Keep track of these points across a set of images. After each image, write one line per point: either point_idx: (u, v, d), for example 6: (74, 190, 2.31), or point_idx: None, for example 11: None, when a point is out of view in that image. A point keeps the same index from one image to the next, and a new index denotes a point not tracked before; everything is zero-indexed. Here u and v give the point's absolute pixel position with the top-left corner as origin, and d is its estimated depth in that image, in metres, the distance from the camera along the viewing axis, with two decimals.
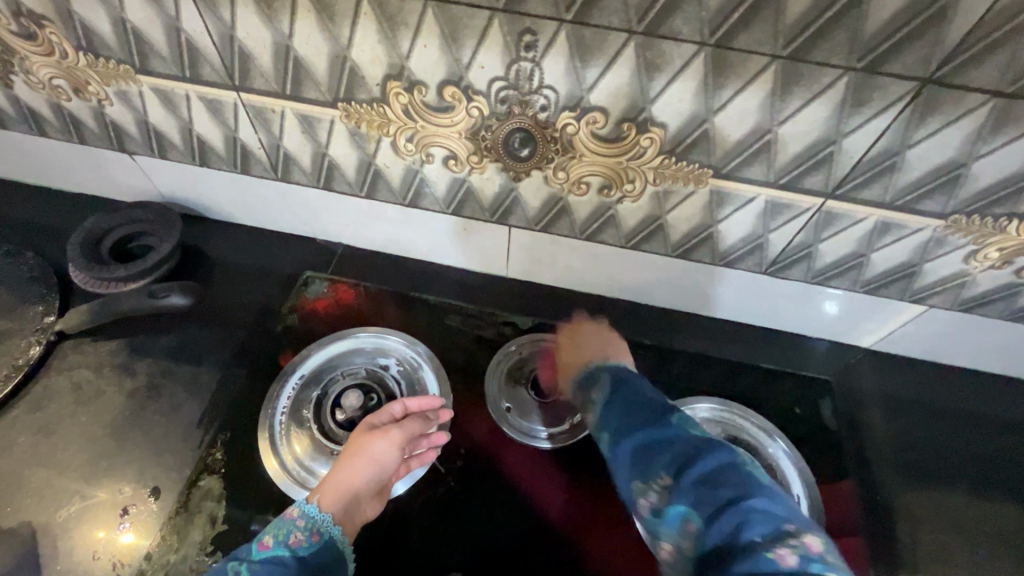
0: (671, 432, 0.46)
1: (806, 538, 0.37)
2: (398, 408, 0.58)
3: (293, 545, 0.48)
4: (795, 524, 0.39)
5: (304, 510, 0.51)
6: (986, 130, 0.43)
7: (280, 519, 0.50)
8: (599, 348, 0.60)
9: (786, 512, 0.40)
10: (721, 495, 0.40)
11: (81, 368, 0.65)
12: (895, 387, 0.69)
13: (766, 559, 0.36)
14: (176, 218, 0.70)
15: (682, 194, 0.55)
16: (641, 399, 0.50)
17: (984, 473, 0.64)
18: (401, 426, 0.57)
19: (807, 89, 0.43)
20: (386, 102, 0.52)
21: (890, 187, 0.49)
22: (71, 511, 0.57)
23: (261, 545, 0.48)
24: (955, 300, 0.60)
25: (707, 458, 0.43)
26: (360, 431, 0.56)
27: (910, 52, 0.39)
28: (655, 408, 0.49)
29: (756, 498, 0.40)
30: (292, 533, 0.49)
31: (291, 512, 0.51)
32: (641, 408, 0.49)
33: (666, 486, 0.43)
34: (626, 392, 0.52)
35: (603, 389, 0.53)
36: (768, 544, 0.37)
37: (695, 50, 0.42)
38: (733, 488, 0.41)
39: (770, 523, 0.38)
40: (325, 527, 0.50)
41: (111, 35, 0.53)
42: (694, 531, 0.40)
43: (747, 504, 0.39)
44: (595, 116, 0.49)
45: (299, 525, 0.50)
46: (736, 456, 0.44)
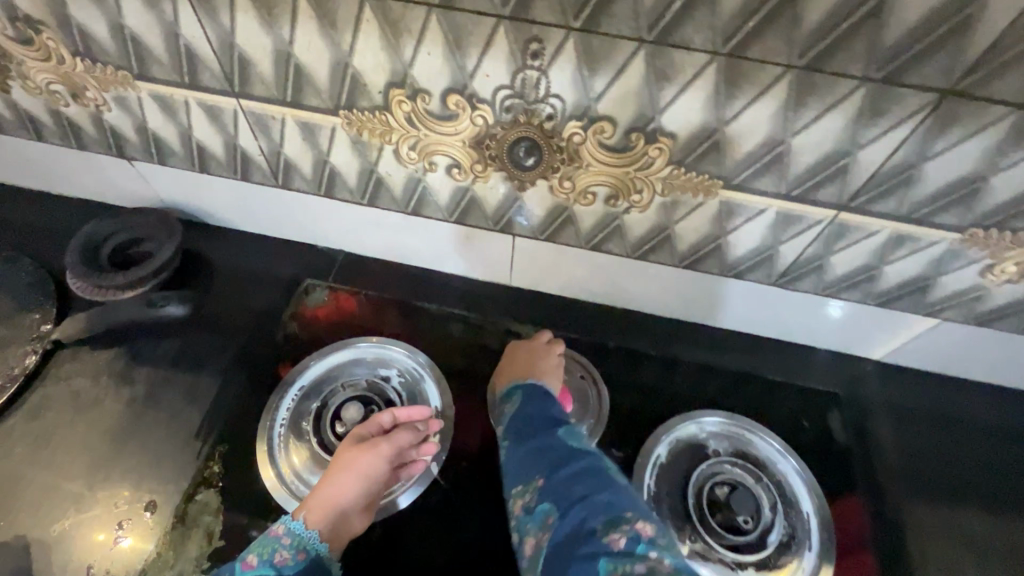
0: (555, 440, 0.49)
1: (641, 524, 0.42)
2: (388, 418, 0.58)
3: (277, 564, 0.47)
4: (635, 514, 0.42)
5: (290, 527, 0.50)
6: (1007, 142, 0.41)
7: (265, 537, 0.49)
8: (526, 366, 0.59)
9: (631, 505, 0.44)
10: (580, 492, 0.44)
11: (78, 377, 0.64)
12: (906, 400, 0.68)
13: (601, 542, 0.40)
14: (177, 224, 0.68)
15: (691, 205, 0.53)
16: (541, 411, 0.53)
17: (997, 491, 0.63)
18: (390, 438, 0.56)
19: (823, 100, 0.42)
20: (388, 110, 0.51)
21: (906, 200, 0.48)
22: (66, 524, 0.56)
23: (245, 564, 0.47)
24: (969, 313, 0.58)
25: (575, 461, 0.47)
26: (348, 444, 0.56)
27: (930, 63, 0.38)
28: (546, 419, 0.52)
29: (606, 493, 0.44)
30: (278, 551, 0.48)
31: (276, 528, 0.50)
32: (534, 418, 0.52)
33: (538, 486, 0.46)
34: (532, 405, 0.54)
35: (514, 404, 0.55)
36: (606, 531, 0.41)
37: (706, 59, 0.41)
38: (590, 485, 0.45)
39: (613, 513, 0.42)
40: (311, 544, 0.49)
41: (109, 40, 0.52)
42: (552, 524, 0.43)
43: (596, 498, 0.43)
44: (602, 126, 0.48)
45: (284, 543, 0.48)
46: (602, 462, 0.48)
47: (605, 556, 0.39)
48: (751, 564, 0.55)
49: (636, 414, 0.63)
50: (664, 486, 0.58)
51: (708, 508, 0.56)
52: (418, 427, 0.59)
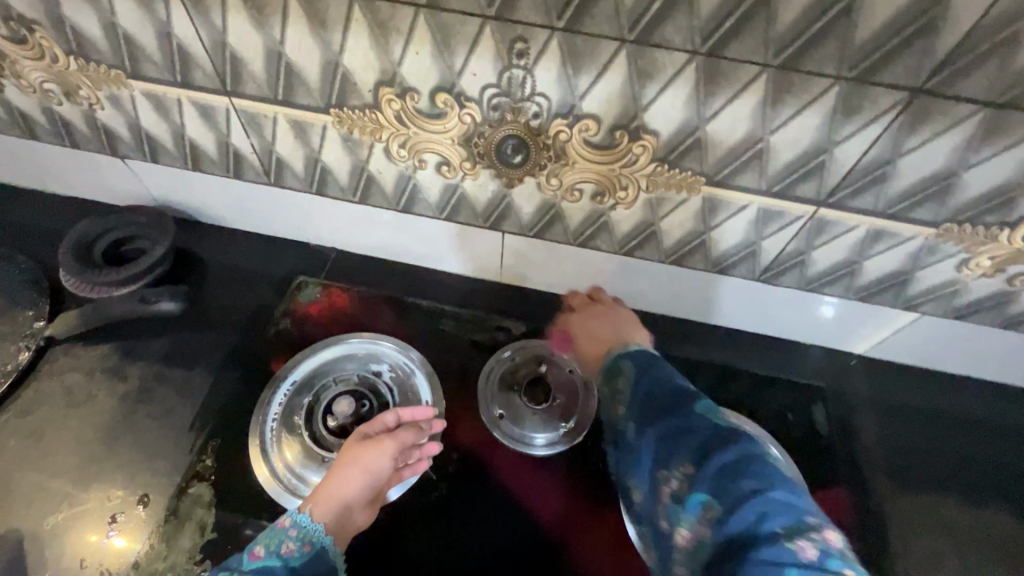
0: (699, 422, 0.44)
1: (827, 532, 0.37)
2: (393, 417, 0.57)
3: (283, 555, 0.46)
4: (817, 517, 0.38)
5: (297, 519, 0.49)
6: (976, 139, 0.43)
7: (272, 529, 0.48)
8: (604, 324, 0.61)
9: (806, 505, 0.39)
10: (749, 488, 0.39)
11: (70, 373, 0.64)
12: (888, 393, 0.69)
13: (785, 548, 0.36)
14: (170, 222, 0.70)
15: (675, 201, 0.55)
16: (669, 385, 0.48)
17: (975, 479, 0.64)
18: (394, 436, 0.55)
19: (799, 98, 0.43)
20: (378, 108, 0.52)
21: (882, 196, 0.49)
22: (59, 518, 0.56)
23: (252, 555, 0.46)
24: (947, 307, 0.60)
25: (730, 448, 0.42)
26: (353, 441, 0.55)
27: (900, 62, 0.39)
28: (674, 393, 0.47)
29: (779, 490, 0.39)
30: (284, 543, 0.47)
31: (283, 520, 0.49)
32: (662, 393, 0.47)
33: (690, 477, 0.41)
34: (652, 377, 0.49)
35: (628, 376, 0.50)
36: (787, 535, 0.36)
37: (686, 58, 0.42)
38: (757, 480, 0.39)
39: (793, 515, 0.38)
40: (317, 537, 0.48)
41: (102, 39, 0.53)
42: (714, 518, 0.39)
43: (768, 495, 0.38)
44: (587, 124, 0.49)
45: (291, 535, 0.48)
46: (758, 447, 0.43)
47: (792, 566, 0.35)
48: None
49: None
50: None
51: None
52: (424, 426, 0.58)
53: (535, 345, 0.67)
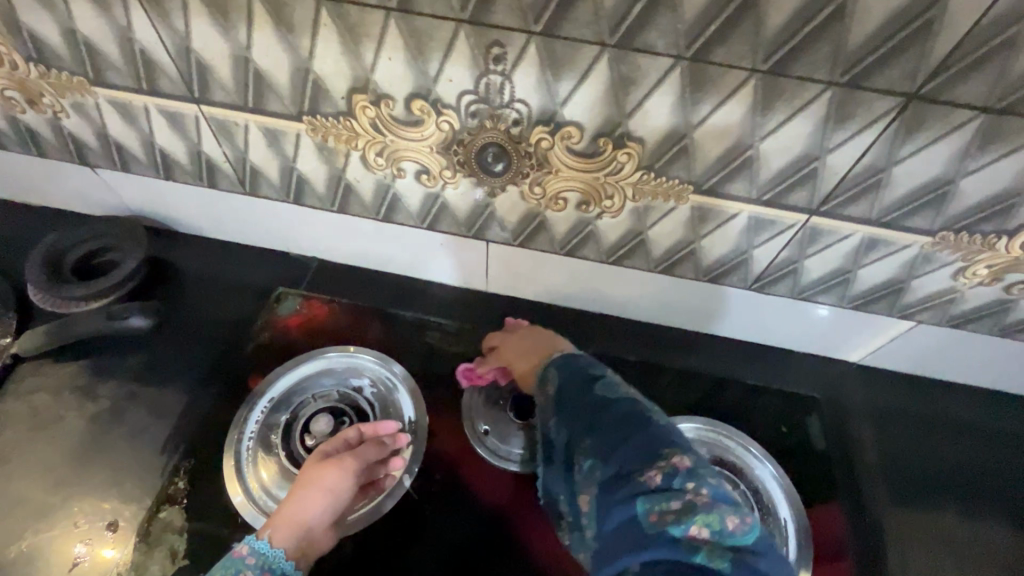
0: (592, 395, 0.47)
1: (677, 459, 0.41)
2: (353, 434, 0.56)
3: None
4: (673, 448, 0.42)
5: (254, 546, 0.46)
6: (973, 146, 0.41)
7: (226, 558, 0.45)
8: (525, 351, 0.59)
9: (668, 441, 0.43)
10: (618, 437, 0.43)
11: (38, 392, 0.62)
12: (884, 403, 0.67)
13: (640, 484, 0.40)
14: (142, 231, 0.67)
15: (663, 210, 0.53)
16: (568, 364, 0.51)
17: (973, 492, 0.63)
18: (354, 454, 0.54)
19: (788, 104, 0.41)
20: (353, 115, 0.50)
21: (877, 204, 0.47)
22: (25, 545, 0.54)
23: None
24: (944, 315, 0.58)
25: (609, 407, 0.45)
26: (312, 461, 0.53)
27: (894, 68, 0.38)
28: (570, 371, 0.51)
29: (642, 433, 0.43)
30: (242, 572, 0.44)
31: (239, 549, 0.46)
32: (567, 378, 0.50)
33: (578, 442, 0.45)
34: (556, 360, 0.53)
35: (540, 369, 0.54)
36: (644, 474, 0.40)
37: (671, 63, 0.40)
38: (625, 428, 0.43)
39: (652, 452, 0.42)
40: (277, 563, 0.46)
41: (62, 45, 0.50)
42: (596, 473, 0.43)
43: (632, 440, 0.42)
44: (569, 132, 0.47)
45: (249, 563, 0.45)
46: (641, 405, 0.46)
47: (645, 497, 0.39)
48: None
49: None
50: None
51: None
52: (386, 442, 0.57)
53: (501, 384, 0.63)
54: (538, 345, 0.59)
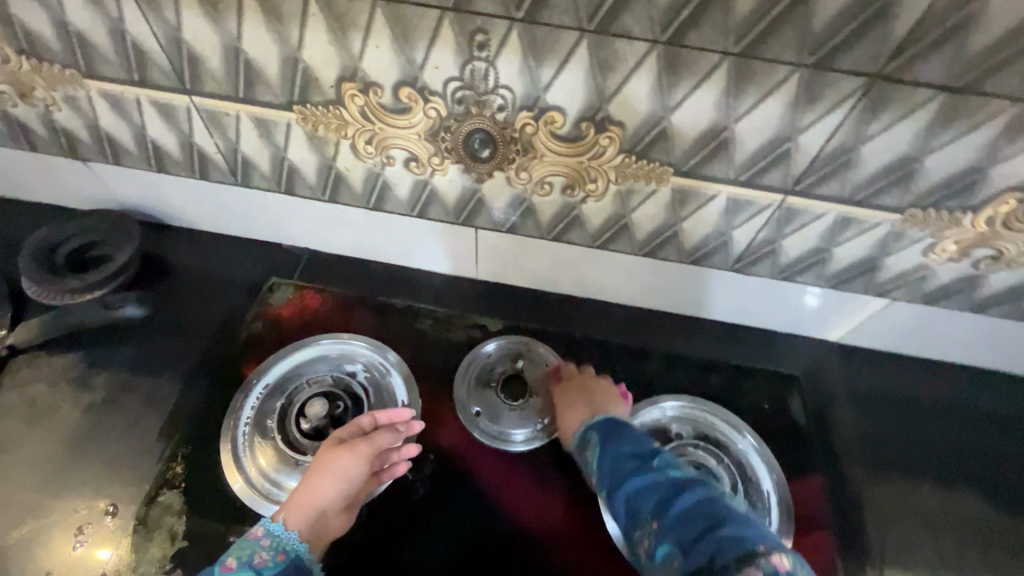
0: (663, 479, 0.48)
1: (774, 556, 0.39)
2: (366, 420, 0.57)
3: (256, 566, 0.47)
4: (766, 544, 0.41)
5: (269, 528, 0.50)
6: (935, 124, 0.43)
7: (243, 540, 0.49)
8: (583, 396, 0.60)
9: (757, 535, 0.42)
10: (701, 529, 0.43)
11: (34, 383, 0.63)
12: (862, 381, 0.70)
13: None
14: (135, 226, 0.68)
15: (645, 193, 0.54)
16: (631, 442, 0.52)
17: (948, 464, 0.65)
18: (368, 440, 0.55)
19: (760, 86, 0.43)
20: (342, 104, 0.51)
21: (848, 183, 0.49)
22: (25, 531, 0.55)
23: (223, 566, 0.46)
24: (917, 292, 0.61)
25: (684, 496, 0.46)
26: (326, 447, 0.55)
27: (858, 49, 0.40)
28: (635, 451, 0.51)
29: (729, 527, 0.42)
30: (256, 553, 0.48)
31: (256, 530, 0.50)
32: (622, 457, 0.51)
33: (654, 532, 0.45)
34: (615, 434, 0.54)
35: (591, 441, 0.55)
36: (736, 567, 0.39)
37: (647, 47, 0.42)
38: (707, 521, 0.43)
39: (741, 546, 0.41)
40: (291, 545, 0.49)
41: (54, 38, 0.51)
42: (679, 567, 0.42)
43: (717, 533, 0.42)
44: (552, 117, 0.49)
45: (264, 544, 0.48)
46: (717, 492, 0.46)
47: None
48: None
49: None
50: None
51: None
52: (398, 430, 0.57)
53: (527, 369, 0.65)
54: (590, 399, 0.60)
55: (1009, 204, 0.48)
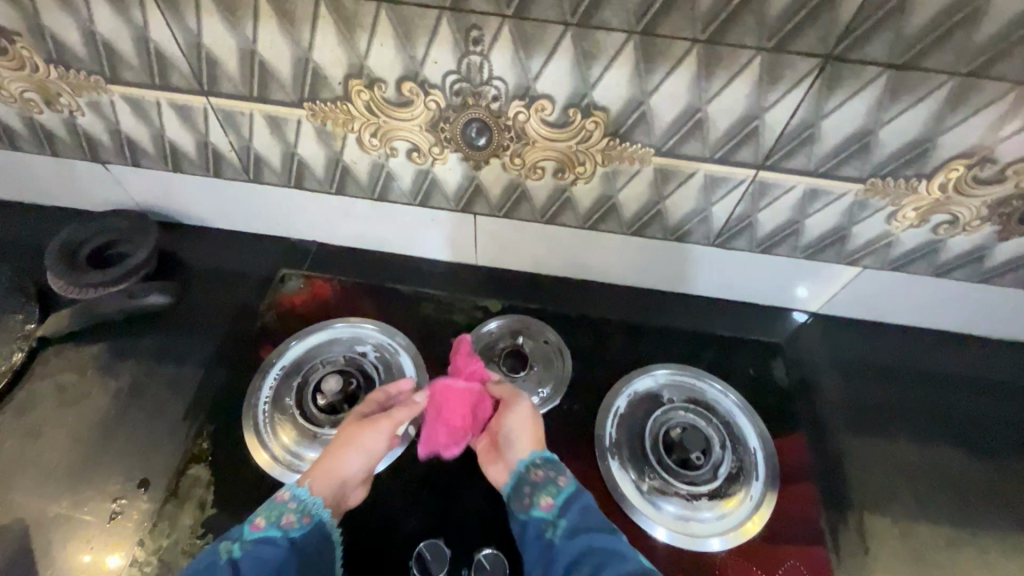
0: (630, 553, 0.49)
1: None
2: (383, 396, 0.61)
3: (283, 526, 0.51)
4: None
5: (295, 492, 0.53)
6: (885, 98, 0.48)
7: (272, 502, 0.53)
8: (524, 420, 0.58)
9: None
10: None
11: (65, 371, 0.66)
12: (839, 347, 0.75)
13: None
14: (153, 226, 0.72)
15: (629, 173, 0.59)
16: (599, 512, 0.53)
17: (921, 420, 0.70)
18: (391, 417, 0.58)
19: (727, 69, 0.48)
20: (349, 100, 0.56)
21: (813, 156, 0.54)
22: (61, 507, 0.58)
23: (253, 525, 0.51)
24: (885, 259, 0.65)
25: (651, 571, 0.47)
26: (350, 422, 0.58)
27: (810, 33, 0.44)
28: (605, 518, 0.52)
29: None
30: (284, 514, 0.52)
31: (282, 493, 0.54)
32: (593, 512, 0.53)
33: None
34: (586, 496, 0.55)
35: (562, 481, 0.55)
36: None
37: (625, 37, 0.47)
38: None
39: None
40: (315, 510, 0.52)
41: (81, 47, 0.56)
42: None
43: None
44: (542, 104, 0.53)
45: (290, 507, 0.52)
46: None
47: None
48: (703, 495, 0.61)
49: (596, 371, 0.69)
50: (623, 433, 0.64)
51: (664, 451, 0.62)
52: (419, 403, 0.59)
53: (525, 346, 0.70)
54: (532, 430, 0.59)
55: (957, 170, 0.53)
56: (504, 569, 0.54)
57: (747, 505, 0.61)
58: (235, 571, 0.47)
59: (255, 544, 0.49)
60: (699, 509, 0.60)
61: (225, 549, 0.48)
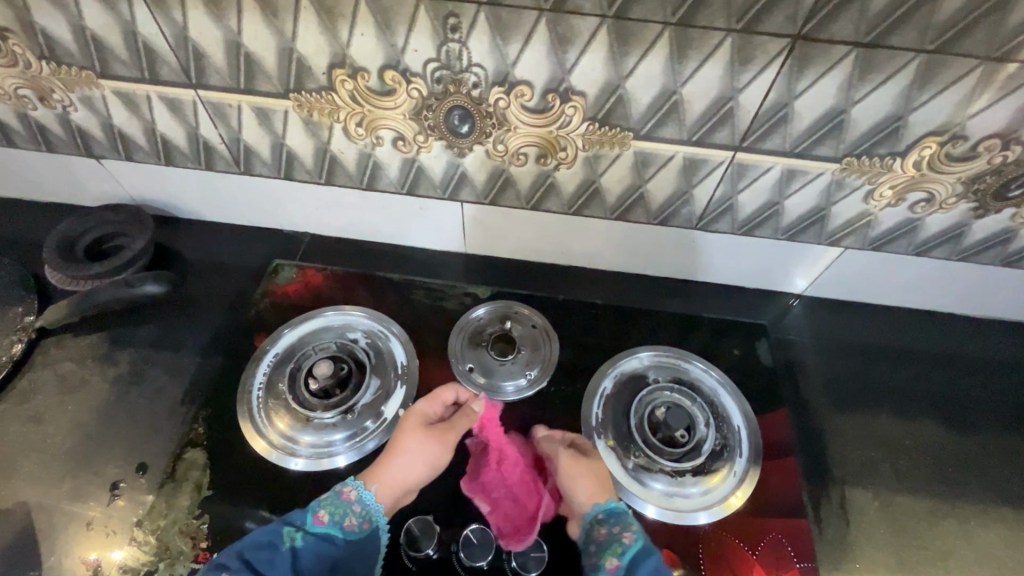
0: None
1: None
2: (451, 396, 0.63)
3: (345, 528, 0.52)
4: None
5: (361, 495, 0.54)
6: (855, 77, 0.49)
7: (337, 497, 0.54)
8: (591, 470, 0.58)
9: None
10: None
11: (65, 360, 0.68)
12: (823, 327, 0.76)
13: None
14: (148, 218, 0.74)
15: (610, 157, 0.60)
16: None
17: (902, 397, 0.71)
18: (453, 429, 0.60)
19: (700, 51, 0.49)
20: (333, 89, 0.57)
21: (788, 136, 0.55)
22: (63, 490, 0.60)
23: (318, 518, 0.52)
24: (865, 239, 0.66)
25: None
26: (414, 428, 0.59)
27: (778, 13, 0.45)
28: None
29: None
30: (347, 516, 0.53)
31: (349, 492, 0.54)
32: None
33: None
34: (655, 557, 0.52)
35: (629, 540, 0.53)
36: None
37: (598, 22, 0.48)
38: None
39: None
40: (375, 517, 0.54)
41: (72, 42, 0.57)
42: None
43: None
44: (522, 90, 0.54)
45: (354, 510, 0.53)
46: None
47: None
48: (688, 471, 0.62)
49: (583, 354, 0.70)
50: (610, 414, 0.66)
51: (650, 430, 0.63)
52: (475, 413, 0.61)
53: (514, 331, 0.71)
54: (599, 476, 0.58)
55: (931, 147, 0.54)
56: (490, 544, 0.56)
57: (730, 481, 0.62)
58: (295, 561, 0.49)
59: (316, 539, 0.51)
60: (685, 486, 0.61)
61: (289, 535, 0.51)
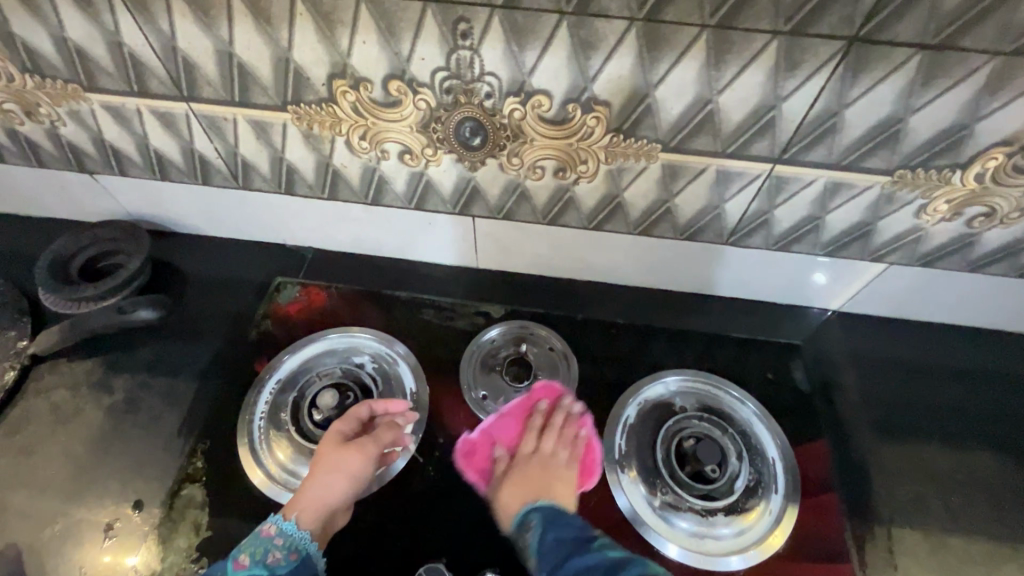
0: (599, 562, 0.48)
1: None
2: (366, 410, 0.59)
3: (269, 564, 0.49)
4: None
5: (280, 526, 0.52)
6: (917, 83, 0.44)
7: (256, 536, 0.51)
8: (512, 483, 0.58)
9: None
10: None
11: (58, 388, 0.65)
12: (863, 346, 0.70)
13: None
14: (143, 235, 0.69)
15: (635, 170, 0.55)
16: (573, 529, 0.52)
17: (953, 425, 0.65)
18: (374, 439, 0.57)
19: (739, 56, 0.44)
20: (335, 101, 0.53)
21: (834, 148, 0.50)
22: (54, 530, 0.57)
23: (238, 563, 0.49)
24: (914, 254, 0.61)
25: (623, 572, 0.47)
26: (331, 445, 0.56)
27: (832, 13, 0.40)
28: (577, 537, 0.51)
29: None
30: (269, 552, 0.50)
31: (268, 528, 0.52)
32: (564, 541, 0.51)
33: None
34: (559, 525, 0.53)
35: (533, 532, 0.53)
36: None
37: (626, 25, 0.43)
38: None
39: None
40: (302, 544, 0.51)
41: (54, 54, 0.53)
42: None
43: None
44: (539, 100, 0.50)
45: (277, 543, 0.51)
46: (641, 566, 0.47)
47: None
48: (719, 510, 0.57)
49: (604, 379, 0.66)
50: (633, 445, 0.61)
51: (677, 463, 0.59)
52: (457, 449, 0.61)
53: (530, 354, 0.67)
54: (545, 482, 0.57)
55: (996, 159, 0.48)
56: None
57: (765, 520, 0.57)
58: None
59: None
60: (716, 526, 0.57)
61: None
